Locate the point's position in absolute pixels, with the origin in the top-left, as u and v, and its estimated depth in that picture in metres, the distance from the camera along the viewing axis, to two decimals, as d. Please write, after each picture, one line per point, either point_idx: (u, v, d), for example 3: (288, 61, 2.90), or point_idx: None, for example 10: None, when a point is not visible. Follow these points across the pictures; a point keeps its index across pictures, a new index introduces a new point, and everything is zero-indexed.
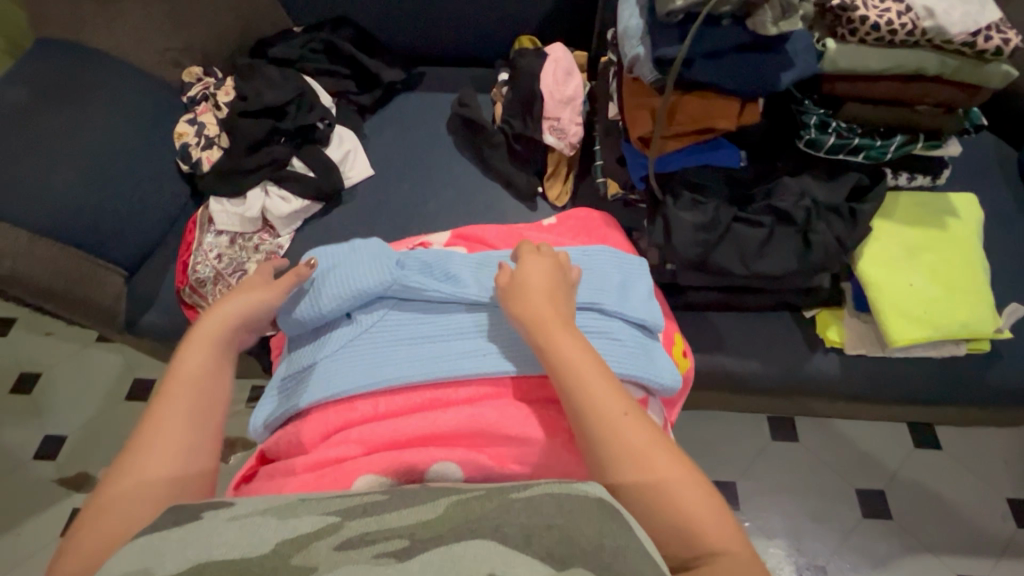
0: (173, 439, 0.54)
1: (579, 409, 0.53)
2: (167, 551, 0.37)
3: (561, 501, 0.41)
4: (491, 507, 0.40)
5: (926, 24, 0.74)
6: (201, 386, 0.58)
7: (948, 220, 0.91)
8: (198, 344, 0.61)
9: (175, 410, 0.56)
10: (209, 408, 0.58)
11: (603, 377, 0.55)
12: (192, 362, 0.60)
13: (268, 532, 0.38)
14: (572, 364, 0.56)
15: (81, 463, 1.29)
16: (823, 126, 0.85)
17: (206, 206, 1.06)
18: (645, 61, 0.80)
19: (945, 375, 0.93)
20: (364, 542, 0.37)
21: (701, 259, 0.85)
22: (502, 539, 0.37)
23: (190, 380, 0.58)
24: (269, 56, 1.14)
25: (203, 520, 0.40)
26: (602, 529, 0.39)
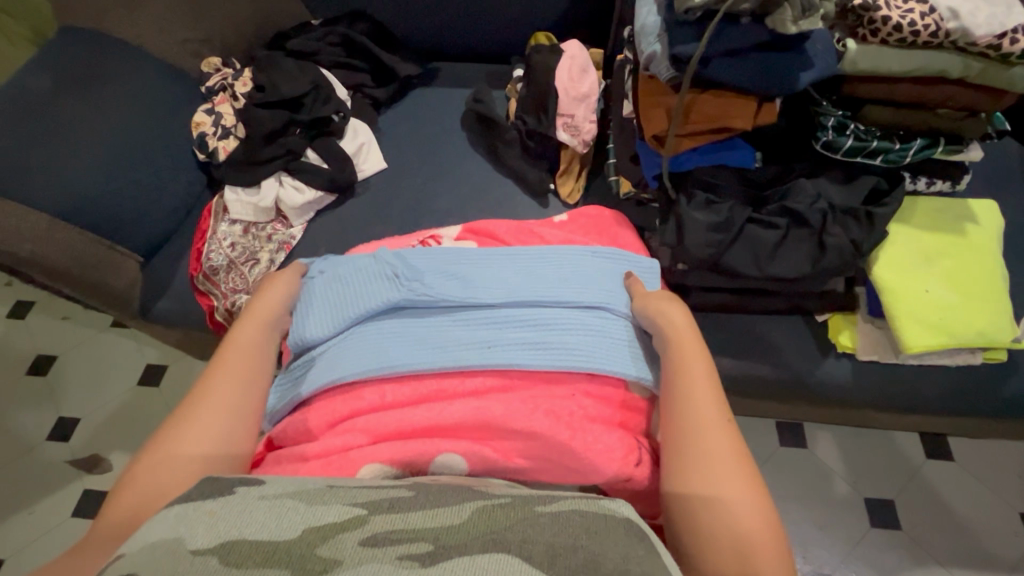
0: (223, 412, 0.61)
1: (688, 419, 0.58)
2: (198, 523, 0.37)
3: (589, 520, 0.40)
4: (514, 519, 0.39)
5: (950, 26, 0.73)
6: (240, 369, 0.65)
7: (967, 226, 0.89)
8: (248, 326, 0.70)
9: (226, 376, 0.64)
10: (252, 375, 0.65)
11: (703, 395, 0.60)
12: (243, 340, 0.68)
13: (296, 519, 0.38)
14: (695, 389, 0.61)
15: (93, 446, 1.31)
16: (842, 128, 0.83)
17: (222, 195, 1.07)
18: (662, 59, 0.79)
19: (960, 385, 0.92)
20: (389, 541, 0.36)
21: (712, 260, 0.84)
22: (527, 555, 0.35)
23: (241, 355, 0.67)
24: (287, 48, 1.15)
25: (236, 495, 0.41)
26: (628, 554, 0.37)
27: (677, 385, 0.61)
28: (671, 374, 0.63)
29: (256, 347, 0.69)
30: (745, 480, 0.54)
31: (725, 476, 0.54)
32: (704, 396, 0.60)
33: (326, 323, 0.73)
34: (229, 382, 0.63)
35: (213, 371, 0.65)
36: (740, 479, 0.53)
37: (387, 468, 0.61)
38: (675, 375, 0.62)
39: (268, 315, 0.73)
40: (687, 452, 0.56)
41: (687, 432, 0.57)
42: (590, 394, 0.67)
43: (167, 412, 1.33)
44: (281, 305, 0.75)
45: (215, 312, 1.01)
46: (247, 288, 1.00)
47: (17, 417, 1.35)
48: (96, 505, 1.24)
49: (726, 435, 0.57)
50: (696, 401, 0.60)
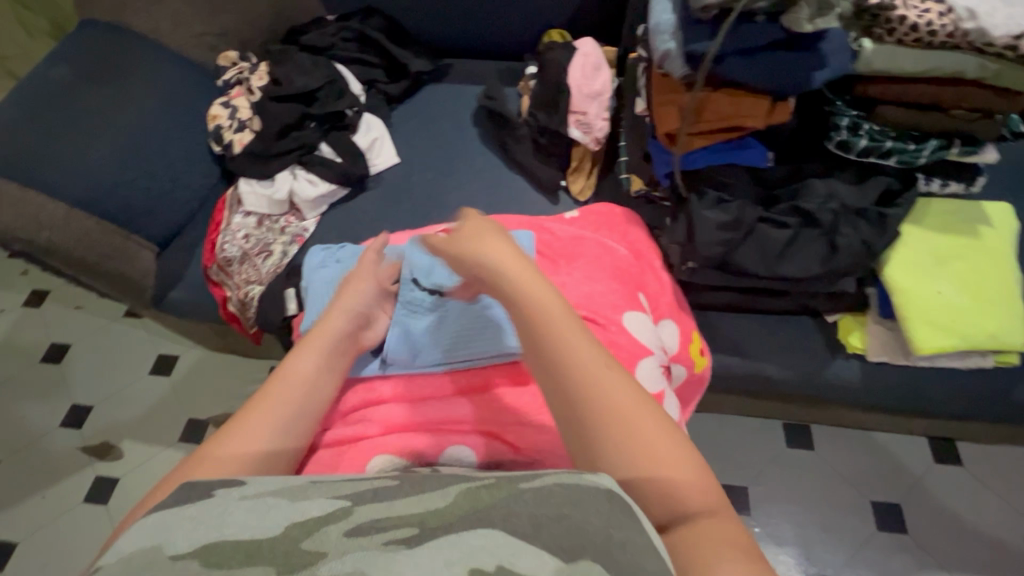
0: (266, 432, 0.54)
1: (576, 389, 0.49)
2: (178, 528, 0.37)
3: (574, 493, 0.39)
4: (499, 494, 0.39)
5: (968, 26, 0.72)
6: (291, 407, 0.56)
7: (981, 228, 0.88)
8: (312, 353, 0.60)
9: (276, 406, 0.56)
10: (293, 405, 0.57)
11: (588, 354, 0.51)
12: (300, 363, 0.59)
13: (278, 515, 0.37)
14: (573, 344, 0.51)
15: (104, 433, 1.33)
16: (855, 128, 0.84)
17: (236, 187, 1.09)
18: (677, 56, 0.79)
19: (970, 387, 0.91)
20: (374, 530, 0.36)
21: (722, 258, 0.84)
22: (511, 527, 0.35)
23: (292, 388, 0.57)
24: (302, 43, 1.16)
25: (216, 497, 0.40)
26: (609, 519, 0.37)
27: (542, 348, 0.51)
28: (544, 337, 0.52)
29: (317, 369, 0.59)
30: (650, 415, 0.48)
31: (631, 424, 0.47)
32: (578, 342, 0.51)
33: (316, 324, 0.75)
34: (296, 394, 0.57)
35: (260, 396, 0.57)
36: (640, 419, 0.48)
37: (396, 459, 0.62)
38: (542, 337, 0.52)
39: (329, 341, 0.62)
40: (580, 426, 0.48)
41: (574, 402, 0.49)
42: None
43: (178, 401, 1.35)
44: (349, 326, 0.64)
45: (228, 302, 1.03)
46: (261, 280, 1.01)
47: (30, 403, 1.37)
48: (107, 492, 1.26)
49: (617, 385, 0.49)
50: (572, 357, 0.50)
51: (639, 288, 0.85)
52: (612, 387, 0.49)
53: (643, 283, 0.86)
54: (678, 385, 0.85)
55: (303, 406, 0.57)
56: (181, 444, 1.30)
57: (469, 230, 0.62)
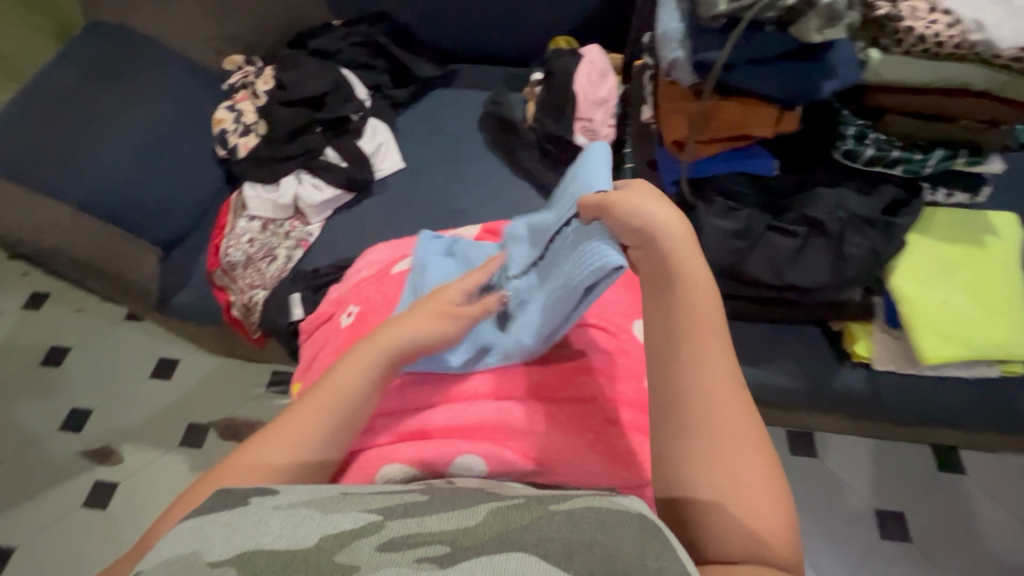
0: (297, 441, 0.54)
1: (700, 402, 0.46)
2: (216, 536, 0.36)
3: (606, 515, 0.38)
4: (528, 519, 0.38)
5: (975, 37, 0.73)
6: (330, 421, 0.55)
7: (988, 238, 0.89)
8: (361, 363, 0.57)
9: (316, 417, 0.55)
10: (337, 421, 0.55)
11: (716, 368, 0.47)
12: (349, 377, 0.56)
13: (313, 526, 0.37)
14: (708, 358, 0.47)
15: (104, 438, 1.32)
16: (861, 137, 0.84)
17: (241, 192, 1.08)
18: (684, 65, 0.80)
19: (978, 397, 0.91)
20: (406, 545, 0.35)
21: (731, 266, 0.85)
22: (544, 553, 0.34)
23: (338, 398, 0.56)
24: (309, 47, 1.16)
25: (251, 505, 0.40)
26: (644, 548, 0.35)
27: (675, 340, 0.48)
28: (675, 344, 0.48)
29: (362, 386, 0.56)
30: (755, 448, 0.45)
31: (734, 453, 0.45)
32: (713, 353, 0.47)
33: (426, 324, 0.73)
34: (337, 408, 0.55)
35: (306, 399, 0.56)
36: (744, 452, 0.45)
37: (409, 469, 0.61)
38: (677, 332, 0.48)
39: (381, 352, 0.58)
40: (681, 431, 0.46)
41: (683, 401, 0.46)
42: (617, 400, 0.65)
43: (180, 406, 1.34)
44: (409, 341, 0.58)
45: (232, 307, 1.03)
46: (265, 284, 1.01)
47: (30, 406, 1.36)
48: (108, 496, 1.25)
49: (739, 410, 0.46)
50: (704, 380, 0.46)
51: None
52: (732, 413, 0.46)
53: None
54: None
55: (341, 418, 0.55)
56: (182, 449, 1.29)
57: (629, 189, 0.53)
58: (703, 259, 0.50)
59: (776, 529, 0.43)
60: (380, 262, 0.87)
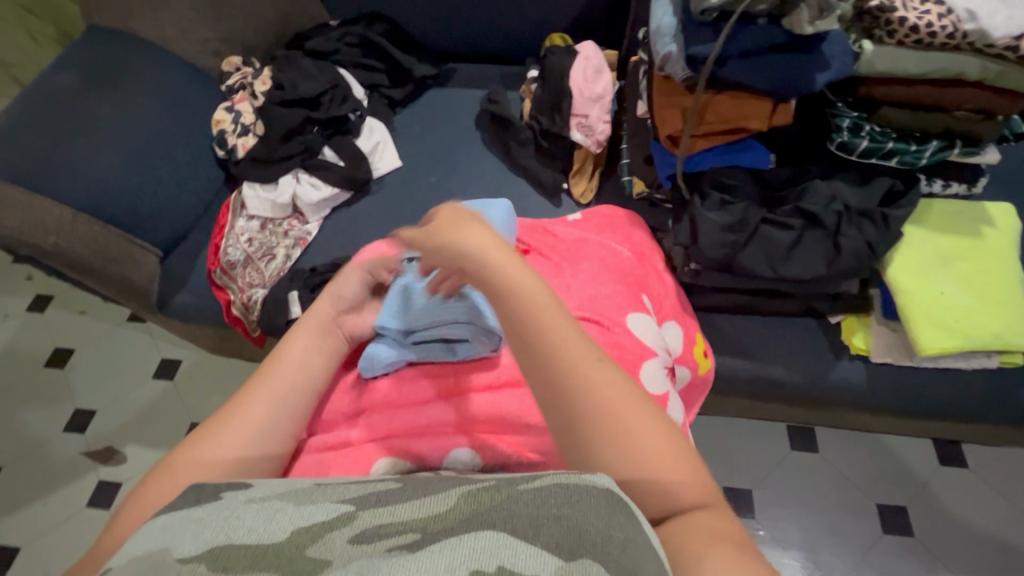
0: (243, 434, 0.56)
1: (577, 397, 0.47)
2: (185, 532, 0.37)
3: (572, 493, 0.38)
4: (499, 498, 0.38)
5: (968, 27, 0.73)
6: (269, 406, 0.58)
7: (984, 229, 0.89)
8: (300, 347, 0.62)
9: (258, 407, 0.57)
10: (273, 410, 0.58)
11: (580, 357, 0.49)
12: (290, 354, 0.62)
13: (285, 520, 0.37)
14: (567, 347, 0.49)
15: (106, 438, 1.33)
16: (857, 129, 0.84)
17: (240, 192, 1.09)
18: (678, 59, 0.80)
19: (976, 389, 0.91)
20: (378, 536, 0.36)
21: (726, 260, 0.85)
22: (512, 529, 0.35)
23: (278, 385, 0.59)
24: (306, 48, 1.17)
25: (222, 500, 0.41)
26: (610, 520, 0.37)
27: (525, 340, 0.50)
28: (540, 348, 0.49)
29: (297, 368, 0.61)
30: (643, 411, 0.48)
31: (626, 421, 0.47)
32: (565, 335, 0.49)
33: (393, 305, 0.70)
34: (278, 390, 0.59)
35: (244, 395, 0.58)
36: (637, 421, 0.47)
37: (399, 463, 0.63)
38: (524, 329, 0.50)
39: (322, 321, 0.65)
40: (576, 428, 0.47)
41: (562, 394, 0.48)
42: None
43: (181, 407, 1.35)
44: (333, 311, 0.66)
45: (232, 306, 1.03)
46: (264, 282, 1.02)
47: (34, 408, 1.38)
48: (111, 497, 1.26)
49: (616, 384, 0.48)
50: (572, 375, 0.48)
51: (642, 289, 0.85)
52: (606, 384, 0.48)
53: (646, 284, 0.86)
54: (682, 386, 0.85)
55: (279, 406, 0.58)
56: None
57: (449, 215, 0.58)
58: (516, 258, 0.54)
59: (681, 474, 0.46)
60: None
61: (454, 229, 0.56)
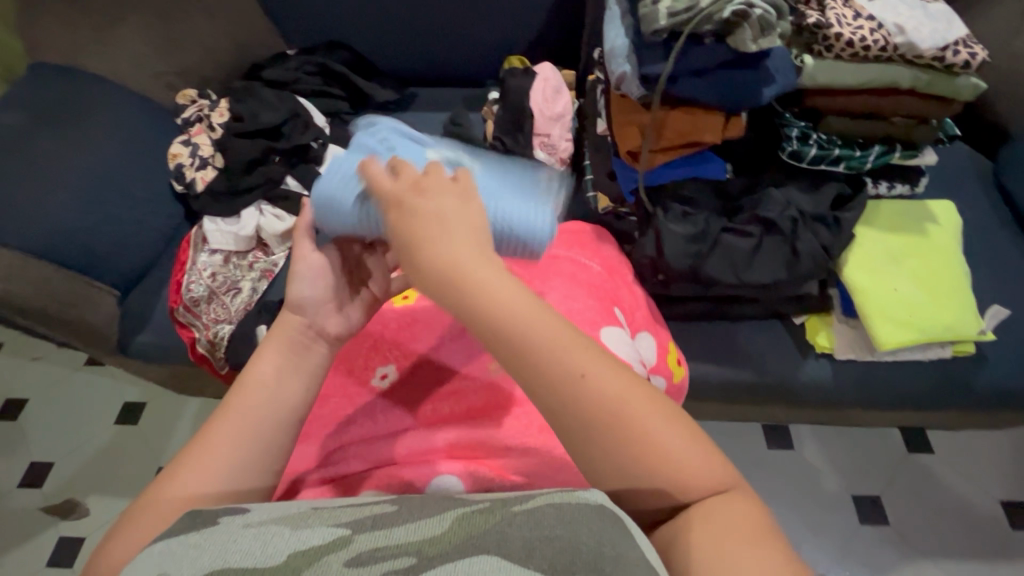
0: (239, 442, 0.50)
1: (572, 402, 0.42)
2: (183, 559, 0.35)
3: (568, 512, 0.38)
4: (493, 521, 0.38)
5: (897, 40, 0.78)
6: (256, 413, 0.51)
7: (929, 227, 0.93)
8: (272, 352, 0.55)
9: (242, 416, 0.51)
10: (262, 417, 0.52)
11: (568, 348, 0.43)
12: (263, 370, 0.54)
13: (282, 543, 0.36)
14: (547, 338, 0.42)
15: (66, 491, 1.25)
16: (805, 138, 0.88)
17: (201, 226, 1.06)
18: (632, 78, 0.83)
19: (935, 380, 0.95)
20: (373, 560, 0.35)
21: (691, 270, 0.87)
22: (506, 552, 0.34)
23: (257, 392, 0.52)
24: (264, 78, 1.16)
25: (220, 525, 0.39)
26: (602, 536, 0.36)
27: (506, 340, 0.42)
28: (522, 357, 0.42)
29: (278, 381, 0.53)
30: (646, 403, 0.43)
31: (630, 420, 0.42)
32: (545, 334, 0.42)
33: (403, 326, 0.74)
34: (260, 408, 0.52)
35: (226, 407, 0.52)
36: (642, 418, 0.43)
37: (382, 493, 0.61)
38: (499, 333, 0.42)
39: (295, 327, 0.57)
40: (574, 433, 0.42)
41: (548, 400, 0.42)
42: None
43: (147, 452, 1.29)
44: (316, 304, 0.58)
45: (196, 344, 0.99)
46: (230, 318, 0.99)
47: None
48: (74, 553, 1.19)
49: (611, 376, 0.43)
50: (560, 379, 0.42)
51: (614, 303, 0.86)
52: (600, 382, 0.42)
53: (617, 298, 0.87)
54: None
55: (270, 410, 0.52)
56: None
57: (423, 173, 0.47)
58: (475, 241, 0.44)
59: (694, 462, 0.43)
60: None
61: (427, 212, 0.45)
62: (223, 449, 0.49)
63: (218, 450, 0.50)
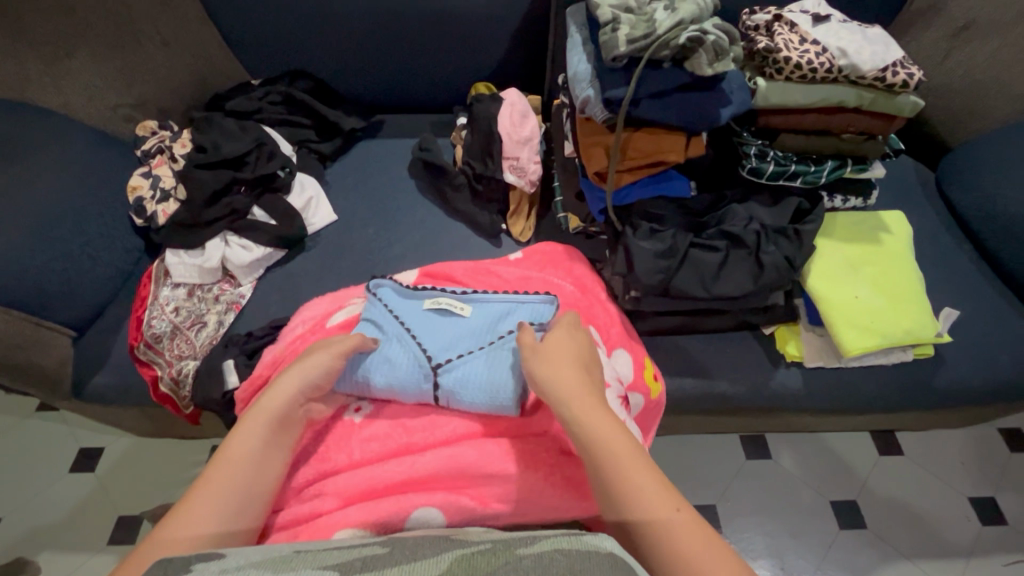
0: (215, 506, 0.56)
1: (632, 502, 0.54)
2: None
3: (573, 558, 0.39)
4: (495, 563, 0.38)
5: (841, 62, 0.83)
6: (237, 479, 0.58)
7: (882, 235, 0.98)
8: (253, 425, 0.62)
9: (225, 481, 0.58)
10: (242, 483, 0.59)
11: (632, 461, 0.56)
12: (247, 441, 0.61)
13: None
14: (614, 447, 0.57)
15: (14, 549, 1.16)
16: (762, 155, 0.92)
17: (162, 259, 1.03)
18: (596, 102, 0.85)
19: (899, 382, 0.98)
20: None
21: (663, 285, 0.88)
22: None
23: (239, 462, 0.59)
24: (227, 108, 1.14)
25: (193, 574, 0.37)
26: None
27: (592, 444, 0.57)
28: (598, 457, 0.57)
29: (258, 453, 0.61)
30: (689, 524, 0.52)
31: (673, 531, 0.52)
32: (619, 445, 0.57)
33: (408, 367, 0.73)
34: (241, 479, 0.59)
35: (209, 470, 0.58)
36: (682, 530, 0.52)
37: (362, 529, 0.64)
38: (588, 438, 0.58)
39: (280, 407, 0.63)
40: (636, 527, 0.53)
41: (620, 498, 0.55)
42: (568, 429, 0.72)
43: (106, 501, 1.21)
44: (298, 391, 0.65)
45: (159, 383, 0.95)
46: (196, 353, 0.96)
47: None
48: None
49: (661, 491, 0.54)
50: (629, 479, 0.55)
51: (588, 321, 0.88)
52: (652, 496, 0.54)
53: (592, 317, 0.90)
54: (638, 413, 0.87)
55: (248, 480, 0.59)
56: (112, 548, 1.16)
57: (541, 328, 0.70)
58: (579, 372, 0.64)
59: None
60: (315, 318, 0.88)
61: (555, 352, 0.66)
62: (203, 510, 0.55)
63: (199, 511, 0.55)
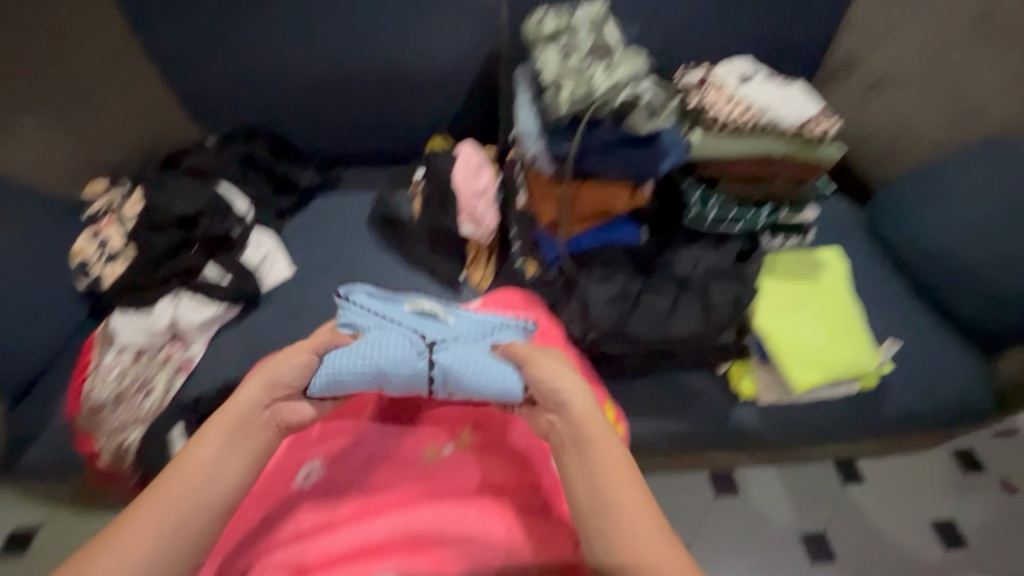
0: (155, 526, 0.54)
1: (608, 504, 0.55)
2: None
3: None
4: None
5: (764, 118, 0.91)
6: (184, 494, 0.57)
7: (821, 274, 1.04)
8: (211, 438, 0.62)
9: (172, 501, 0.56)
10: (188, 499, 0.57)
11: (618, 466, 0.58)
12: (201, 452, 0.60)
13: None
14: (603, 453, 0.59)
15: None
16: (704, 202, 0.99)
17: (106, 322, 0.99)
18: (543, 157, 0.90)
19: (848, 413, 1.02)
20: None
21: (617, 328, 0.91)
22: None
23: (194, 475, 0.58)
24: (181, 166, 1.14)
25: None
26: None
27: (586, 441, 0.61)
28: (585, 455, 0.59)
29: (211, 466, 0.59)
30: (661, 535, 0.53)
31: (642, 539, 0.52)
32: (609, 450, 0.59)
33: (404, 347, 0.73)
34: (188, 496, 0.57)
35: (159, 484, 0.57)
36: (653, 543, 0.52)
37: None
38: (585, 438, 0.61)
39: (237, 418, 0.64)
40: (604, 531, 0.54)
41: (599, 498, 0.56)
42: (523, 486, 0.78)
43: None
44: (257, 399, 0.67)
45: (99, 455, 0.92)
46: (140, 421, 0.93)
47: None
48: None
49: (643, 502, 0.55)
50: (611, 483, 0.57)
51: None
52: (632, 503, 0.55)
53: None
54: None
55: (195, 498, 0.57)
56: None
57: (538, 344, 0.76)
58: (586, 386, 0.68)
59: None
60: None
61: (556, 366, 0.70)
62: (142, 530, 0.53)
63: (137, 532, 0.53)
